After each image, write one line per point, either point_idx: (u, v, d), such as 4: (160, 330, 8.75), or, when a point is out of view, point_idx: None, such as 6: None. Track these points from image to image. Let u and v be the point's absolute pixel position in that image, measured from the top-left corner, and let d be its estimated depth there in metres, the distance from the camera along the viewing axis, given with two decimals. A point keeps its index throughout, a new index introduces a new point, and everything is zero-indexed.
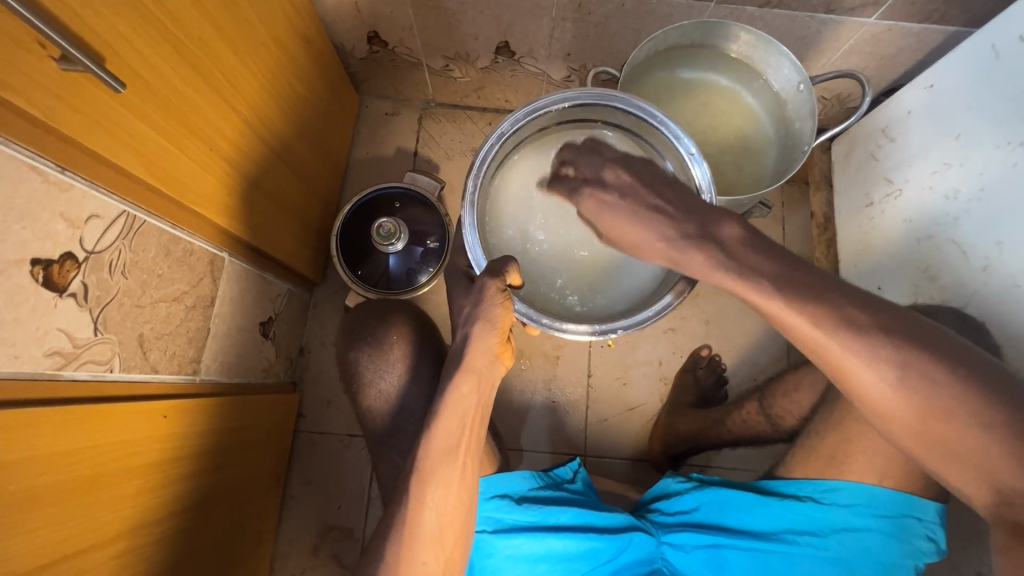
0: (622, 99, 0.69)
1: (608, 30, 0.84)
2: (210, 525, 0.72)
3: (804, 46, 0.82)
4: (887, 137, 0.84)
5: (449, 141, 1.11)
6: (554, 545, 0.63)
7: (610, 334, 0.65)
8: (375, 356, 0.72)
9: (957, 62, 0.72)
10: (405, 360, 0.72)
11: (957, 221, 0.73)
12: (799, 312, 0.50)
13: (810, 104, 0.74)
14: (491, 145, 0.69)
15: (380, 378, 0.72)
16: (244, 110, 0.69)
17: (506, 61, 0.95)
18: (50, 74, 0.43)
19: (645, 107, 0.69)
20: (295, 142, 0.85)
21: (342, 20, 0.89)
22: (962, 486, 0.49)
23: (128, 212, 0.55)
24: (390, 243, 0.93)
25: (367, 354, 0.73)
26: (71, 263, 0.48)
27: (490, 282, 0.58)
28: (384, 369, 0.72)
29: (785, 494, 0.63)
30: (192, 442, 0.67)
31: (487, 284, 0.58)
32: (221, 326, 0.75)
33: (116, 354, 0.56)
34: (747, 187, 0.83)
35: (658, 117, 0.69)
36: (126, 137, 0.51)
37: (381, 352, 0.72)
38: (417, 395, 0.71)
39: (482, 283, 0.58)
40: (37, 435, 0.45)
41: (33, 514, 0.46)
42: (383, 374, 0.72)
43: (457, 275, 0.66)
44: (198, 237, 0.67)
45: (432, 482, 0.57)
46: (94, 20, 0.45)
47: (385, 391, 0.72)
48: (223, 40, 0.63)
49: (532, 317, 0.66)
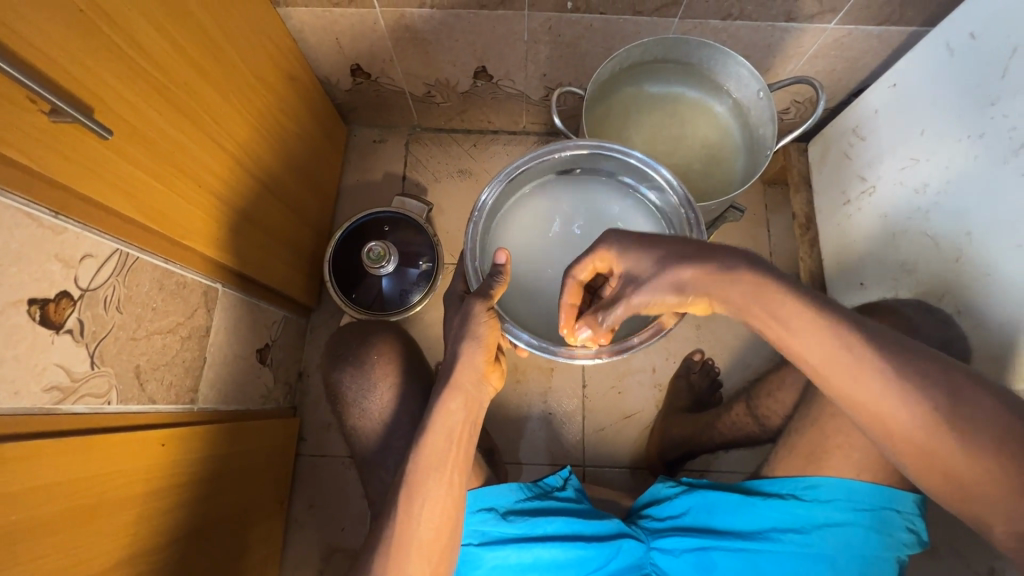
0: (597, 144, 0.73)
1: (580, 49, 0.88)
2: (209, 553, 0.73)
3: (769, 54, 0.86)
4: (858, 136, 0.86)
5: (436, 164, 1.14)
6: (542, 555, 0.63)
7: (603, 356, 0.67)
8: (360, 375, 0.75)
9: (917, 60, 0.75)
10: (391, 377, 0.74)
11: (928, 214, 0.73)
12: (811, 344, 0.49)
13: (769, 111, 0.76)
14: (495, 184, 0.72)
15: (367, 396, 0.74)
16: (232, 146, 0.73)
17: (484, 84, 0.99)
18: (41, 126, 0.46)
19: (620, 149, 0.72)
20: (285, 173, 0.89)
21: (325, 55, 0.93)
22: (925, 485, 0.50)
23: (120, 250, 0.58)
24: (380, 265, 0.96)
25: (352, 375, 0.75)
26: (67, 301, 0.51)
27: None
28: (370, 388, 0.74)
29: (770, 492, 0.64)
30: (192, 470, 0.69)
31: None
32: (217, 354, 0.77)
33: (113, 387, 0.58)
34: (715, 194, 0.84)
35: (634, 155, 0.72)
36: (118, 181, 0.55)
37: (366, 371, 0.74)
38: (404, 412, 0.73)
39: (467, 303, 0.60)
40: (36, 467, 0.48)
41: (32, 543, 0.47)
42: (369, 393, 0.74)
43: (454, 298, 0.71)
44: (191, 270, 0.70)
45: (420, 495, 0.58)
46: (81, 74, 0.49)
47: (370, 411, 0.73)
48: (207, 83, 0.67)
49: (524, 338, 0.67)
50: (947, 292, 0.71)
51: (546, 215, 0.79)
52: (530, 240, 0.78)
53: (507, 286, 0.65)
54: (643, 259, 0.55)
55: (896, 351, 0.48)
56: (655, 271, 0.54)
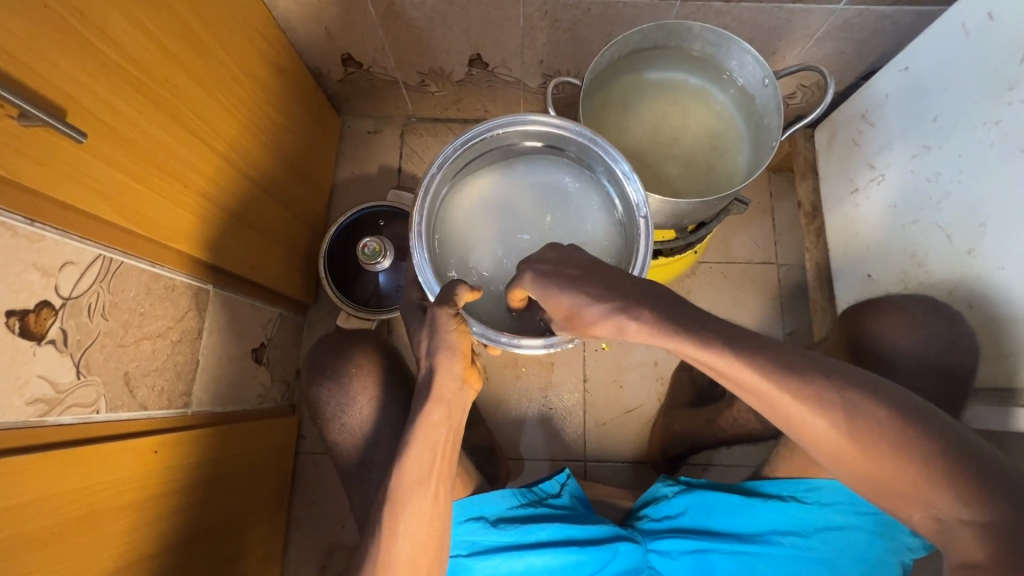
0: (550, 119, 0.67)
1: (578, 35, 0.84)
2: (207, 556, 0.73)
3: (776, 37, 0.82)
4: (868, 123, 0.83)
5: (432, 155, 1.12)
6: (535, 562, 0.62)
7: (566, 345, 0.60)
8: (337, 390, 0.74)
9: (929, 43, 0.72)
10: (365, 393, 0.73)
11: (940, 204, 0.71)
12: (755, 368, 0.45)
13: (776, 100, 0.73)
14: (437, 170, 0.66)
15: (343, 411, 0.73)
16: (219, 144, 0.71)
17: (480, 72, 0.96)
18: (10, 132, 0.44)
19: (573, 127, 0.67)
20: (276, 168, 0.86)
21: (315, 44, 0.90)
22: None
23: (103, 255, 0.56)
24: (376, 261, 0.93)
25: (330, 389, 0.74)
26: (48, 311, 0.50)
27: (440, 308, 0.56)
28: (347, 403, 0.73)
29: (769, 495, 0.63)
30: (185, 477, 0.68)
31: (438, 312, 0.56)
32: (210, 356, 0.76)
33: (101, 395, 0.57)
34: (718, 187, 0.80)
35: (589, 136, 0.67)
36: (97, 184, 0.53)
37: (342, 386, 0.74)
38: (383, 425, 0.72)
39: (433, 313, 0.56)
40: (23, 483, 0.46)
41: (23, 559, 0.47)
42: (345, 408, 0.73)
43: (412, 309, 0.68)
44: (179, 272, 0.68)
45: (404, 510, 0.57)
46: (52, 74, 0.46)
47: (348, 425, 0.73)
48: (190, 79, 0.64)
49: (490, 336, 0.60)
50: (960, 286, 0.68)
51: (490, 208, 0.73)
52: (478, 230, 0.72)
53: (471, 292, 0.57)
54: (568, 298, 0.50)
55: (806, 379, 0.45)
56: (624, 314, 0.46)
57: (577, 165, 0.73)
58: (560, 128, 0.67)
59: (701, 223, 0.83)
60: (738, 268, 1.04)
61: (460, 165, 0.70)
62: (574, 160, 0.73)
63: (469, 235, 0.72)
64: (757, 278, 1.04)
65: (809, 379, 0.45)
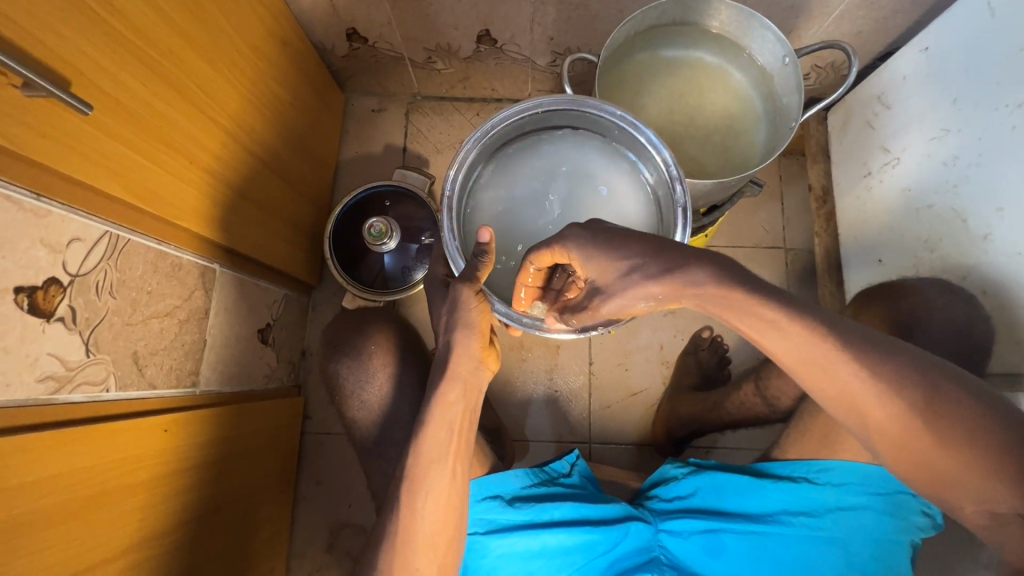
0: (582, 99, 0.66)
1: (591, 11, 0.82)
2: (217, 533, 0.73)
3: (794, 14, 0.80)
4: (884, 104, 0.82)
5: (438, 134, 1.10)
6: (549, 541, 0.62)
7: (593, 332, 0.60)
8: (357, 365, 0.74)
9: (953, 22, 0.70)
10: (385, 368, 0.74)
11: (957, 187, 0.70)
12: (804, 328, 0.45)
13: (796, 78, 0.71)
14: (470, 146, 0.65)
15: (363, 387, 0.73)
16: (224, 120, 0.69)
17: (488, 49, 0.94)
18: (14, 101, 0.42)
19: (605, 106, 0.66)
20: (281, 145, 0.85)
21: (319, 17, 0.88)
22: None
23: (110, 232, 0.55)
24: (382, 242, 0.92)
25: (349, 364, 0.75)
26: (56, 288, 0.49)
27: (463, 286, 0.58)
28: (367, 379, 0.73)
29: (780, 475, 0.64)
30: (195, 455, 0.68)
31: (460, 288, 0.58)
32: (218, 336, 0.76)
33: (111, 373, 0.56)
34: (735, 168, 0.79)
35: (622, 115, 0.66)
36: (102, 159, 0.52)
37: (362, 362, 0.74)
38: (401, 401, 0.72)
39: (456, 289, 0.58)
40: (35, 461, 0.46)
41: (37, 535, 0.47)
42: (364, 385, 0.73)
43: (437, 283, 0.67)
44: (185, 250, 0.67)
45: (421, 490, 0.57)
46: (56, 43, 0.45)
47: (368, 401, 0.73)
48: (194, 51, 0.62)
49: (514, 318, 0.62)
50: (974, 271, 0.68)
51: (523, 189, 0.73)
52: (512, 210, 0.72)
53: (494, 263, 0.60)
54: (613, 265, 0.49)
55: (849, 341, 0.45)
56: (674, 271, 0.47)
57: (610, 145, 0.72)
58: (593, 107, 0.66)
59: (713, 206, 0.82)
60: (747, 252, 1.03)
61: (491, 146, 0.70)
62: (607, 139, 0.72)
63: (502, 214, 0.72)
64: (765, 262, 1.03)
65: (854, 343, 0.45)
